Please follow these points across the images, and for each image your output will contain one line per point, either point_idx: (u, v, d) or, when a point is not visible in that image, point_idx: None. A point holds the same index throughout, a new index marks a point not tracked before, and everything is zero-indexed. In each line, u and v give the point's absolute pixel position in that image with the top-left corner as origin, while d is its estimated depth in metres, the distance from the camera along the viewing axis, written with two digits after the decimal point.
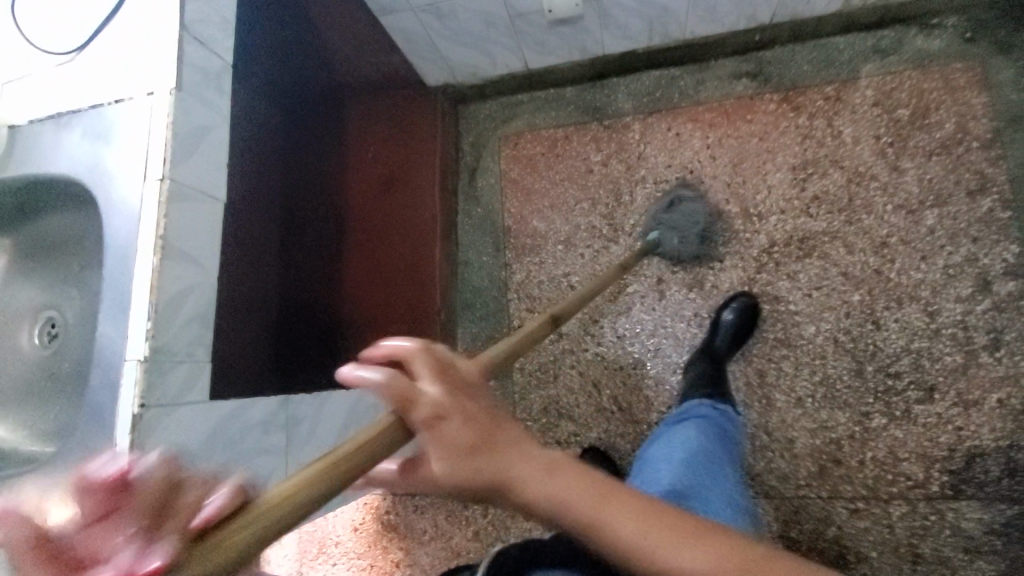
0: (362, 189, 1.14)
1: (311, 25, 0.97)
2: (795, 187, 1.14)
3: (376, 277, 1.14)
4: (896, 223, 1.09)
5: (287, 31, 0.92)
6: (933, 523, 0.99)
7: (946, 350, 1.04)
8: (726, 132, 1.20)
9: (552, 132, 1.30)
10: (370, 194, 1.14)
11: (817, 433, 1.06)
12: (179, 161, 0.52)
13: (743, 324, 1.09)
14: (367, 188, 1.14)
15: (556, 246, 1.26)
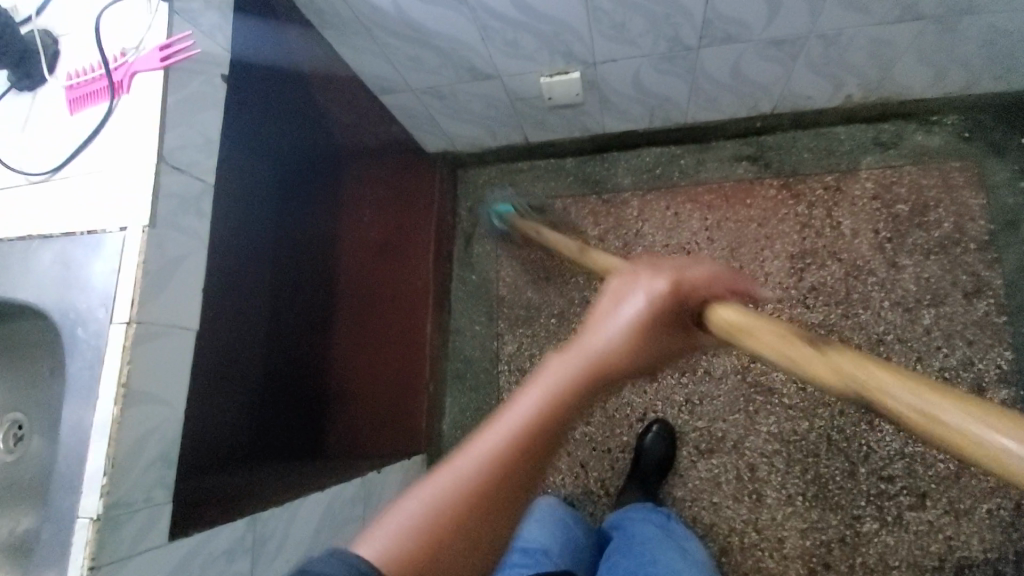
0: (359, 261, 1.18)
1: (311, 104, 1.00)
2: (792, 276, 1.13)
3: (361, 351, 1.14)
4: (892, 320, 1.07)
5: (285, 106, 0.95)
6: None
7: (940, 456, 1.01)
8: (725, 215, 1.19)
9: (550, 203, 1.29)
10: (363, 267, 1.17)
11: (807, 533, 1.03)
12: (148, 299, 0.50)
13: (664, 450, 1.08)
14: (365, 258, 1.18)
15: (549, 319, 1.24)
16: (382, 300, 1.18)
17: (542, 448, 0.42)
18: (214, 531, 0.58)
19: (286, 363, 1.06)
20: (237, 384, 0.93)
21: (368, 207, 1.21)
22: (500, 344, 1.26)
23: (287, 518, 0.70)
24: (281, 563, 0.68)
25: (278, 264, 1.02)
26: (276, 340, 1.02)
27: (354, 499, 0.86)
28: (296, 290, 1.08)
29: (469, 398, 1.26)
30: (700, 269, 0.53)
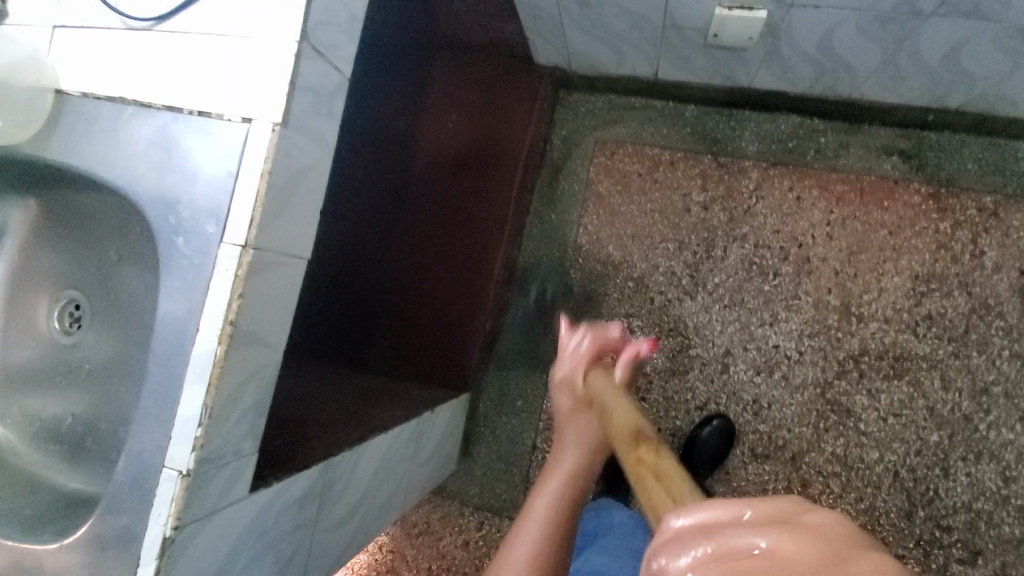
0: (456, 179, 1.06)
1: None
2: (910, 298, 1.02)
3: (437, 277, 1.06)
4: (1006, 371, 0.98)
5: None
6: None
7: (1007, 520, 0.96)
8: (854, 212, 1.05)
9: (657, 153, 1.14)
10: (449, 190, 1.05)
11: None
12: (269, 222, 0.40)
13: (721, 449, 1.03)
14: (462, 176, 1.06)
15: (626, 282, 1.14)
16: (461, 216, 1.07)
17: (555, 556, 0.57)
18: (290, 481, 0.52)
19: (350, 273, 0.95)
20: (314, 288, 0.90)
21: (478, 118, 1.06)
22: (567, 295, 1.16)
23: (352, 462, 0.64)
24: (342, 505, 0.64)
25: (378, 173, 0.92)
26: (357, 251, 0.94)
27: (411, 438, 0.81)
28: (373, 213, 0.93)
29: (520, 343, 1.18)
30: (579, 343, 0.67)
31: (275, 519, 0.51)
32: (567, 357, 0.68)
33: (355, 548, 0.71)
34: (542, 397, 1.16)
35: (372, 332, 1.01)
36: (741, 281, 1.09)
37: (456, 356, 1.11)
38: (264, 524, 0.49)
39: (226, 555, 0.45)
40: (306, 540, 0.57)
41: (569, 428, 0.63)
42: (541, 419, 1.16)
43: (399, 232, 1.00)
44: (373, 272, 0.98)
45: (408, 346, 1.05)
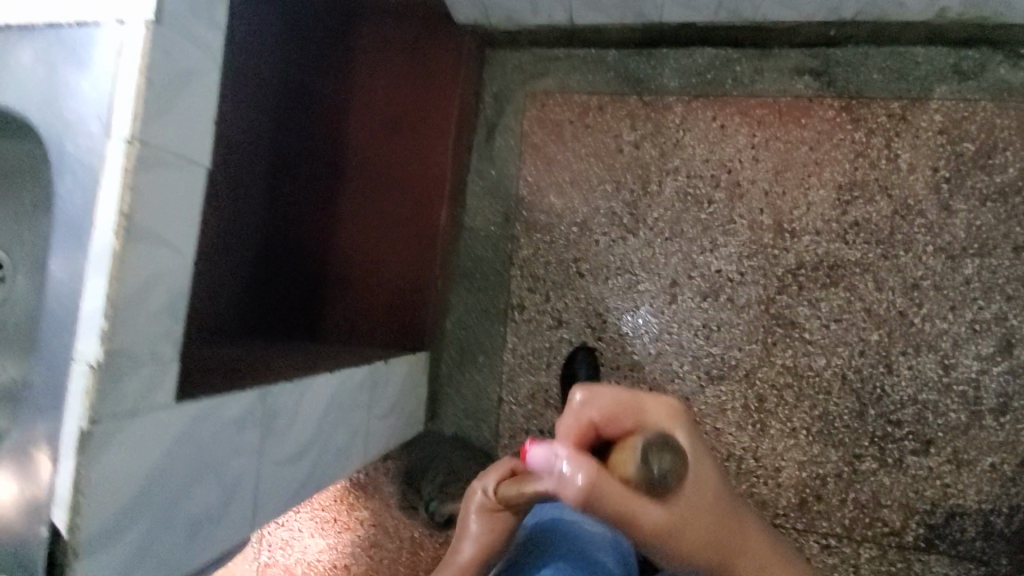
0: (361, 136, 1.13)
1: None
2: (836, 208, 1.06)
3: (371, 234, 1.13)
4: (933, 265, 1.02)
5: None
6: (899, 570, 1.00)
7: (952, 407, 0.99)
8: (775, 133, 1.10)
9: (585, 99, 1.19)
10: (381, 149, 1.13)
11: (805, 465, 1.03)
12: (153, 117, 0.42)
13: None
14: (371, 132, 1.13)
15: (570, 227, 1.17)
16: (378, 171, 1.13)
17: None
18: (224, 399, 0.52)
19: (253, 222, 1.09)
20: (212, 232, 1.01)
21: (377, 78, 1.14)
22: (515, 247, 1.20)
23: (297, 396, 0.64)
24: (290, 440, 0.64)
25: (244, 127, 1.03)
26: (223, 198, 1.01)
27: (363, 386, 0.82)
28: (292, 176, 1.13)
29: (475, 301, 1.21)
30: (492, 476, 0.67)
31: (210, 437, 0.51)
32: (506, 491, 0.62)
33: (312, 490, 0.71)
34: (502, 350, 1.18)
35: (279, 284, 1.13)
36: (678, 212, 1.13)
37: (412, 317, 1.11)
38: (196, 441, 0.49)
39: (160, 466, 0.46)
40: (251, 469, 0.57)
41: (494, 477, 0.67)
42: (504, 371, 1.18)
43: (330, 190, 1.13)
44: (305, 227, 1.13)
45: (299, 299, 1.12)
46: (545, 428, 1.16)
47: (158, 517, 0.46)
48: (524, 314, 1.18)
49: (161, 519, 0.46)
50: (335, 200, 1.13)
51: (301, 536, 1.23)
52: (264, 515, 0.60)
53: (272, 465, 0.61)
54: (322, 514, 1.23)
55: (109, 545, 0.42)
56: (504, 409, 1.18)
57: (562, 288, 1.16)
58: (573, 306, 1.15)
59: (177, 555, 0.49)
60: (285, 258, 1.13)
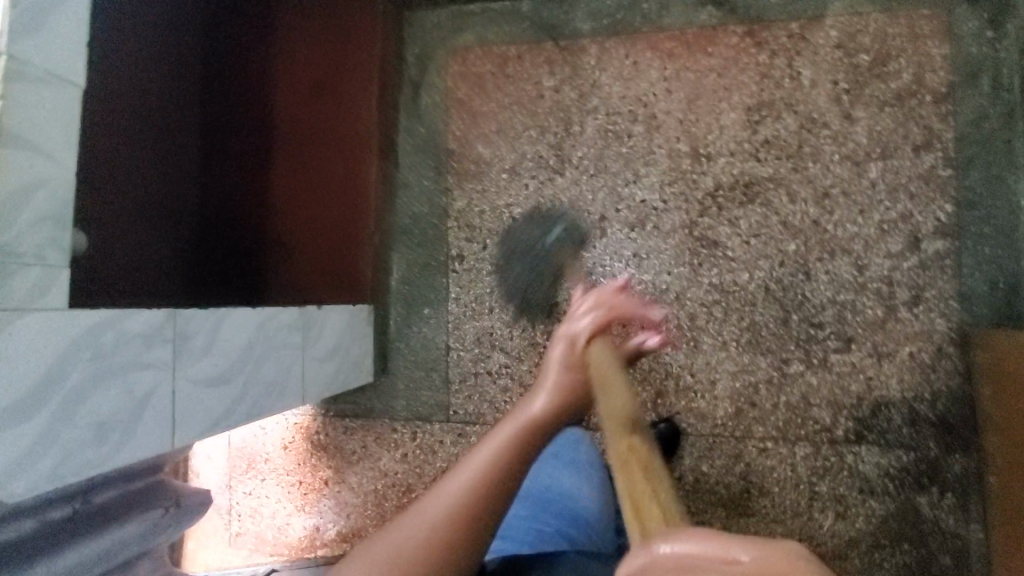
0: (281, 92, 1.09)
1: None
2: (747, 129, 1.11)
3: (304, 198, 1.12)
4: (840, 172, 1.07)
5: None
6: (833, 465, 1.04)
7: (868, 304, 1.04)
8: (685, 64, 1.14)
9: (504, 49, 1.22)
10: (305, 111, 1.12)
11: (738, 376, 1.08)
12: (22, 39, 0.52)
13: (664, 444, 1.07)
14: (296, 94, 1.12)
15: (500, 175, 1.21)
16: (301, 132, 1.12)
17: (463, 530, 0.62)
18: (126, 313, 0.60)
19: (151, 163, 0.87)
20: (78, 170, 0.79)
21: (295, 35, 1.12)
22: (449, 200, 1.23)
23: (211, 324, 0.71)
24: (208, 366, 0.70)
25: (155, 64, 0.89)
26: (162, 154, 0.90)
27: (293, 327, 0.87)
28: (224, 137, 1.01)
29: (416, 256, 1.24)
30: (586, 330, 0.82)
31: (115, 346, 0.59)
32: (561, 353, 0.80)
33: (243, 420, 0.76)
34: (446, 299, 1.22)
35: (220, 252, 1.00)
36: (601, 149, 1.17)
37: (349, 268, 1.19)
38: (99, 346, 0.57)
39: (60, 362, 0.54)
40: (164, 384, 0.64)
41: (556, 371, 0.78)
42: (450, 320, 1.22)
43: (258, 158, 1.06)
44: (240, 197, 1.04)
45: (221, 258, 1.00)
46: (493, 369, 1.19)
47: (61, 410, 0.54)
48: (463, 263, 1.22)
49: (63, 413, 0.54)
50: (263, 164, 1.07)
51: (269, 501, 1.27)
52: (186, 433, 0.67)
53: (189, 385, 0.67)
54: (287, 478, 1.26)
55: (14, 427, 0.50)
56: (452, 356, 1.21)
57: (498, 234, 1.21)
58: (510, 250, 1.20)
59: (87, 450, 0.56)
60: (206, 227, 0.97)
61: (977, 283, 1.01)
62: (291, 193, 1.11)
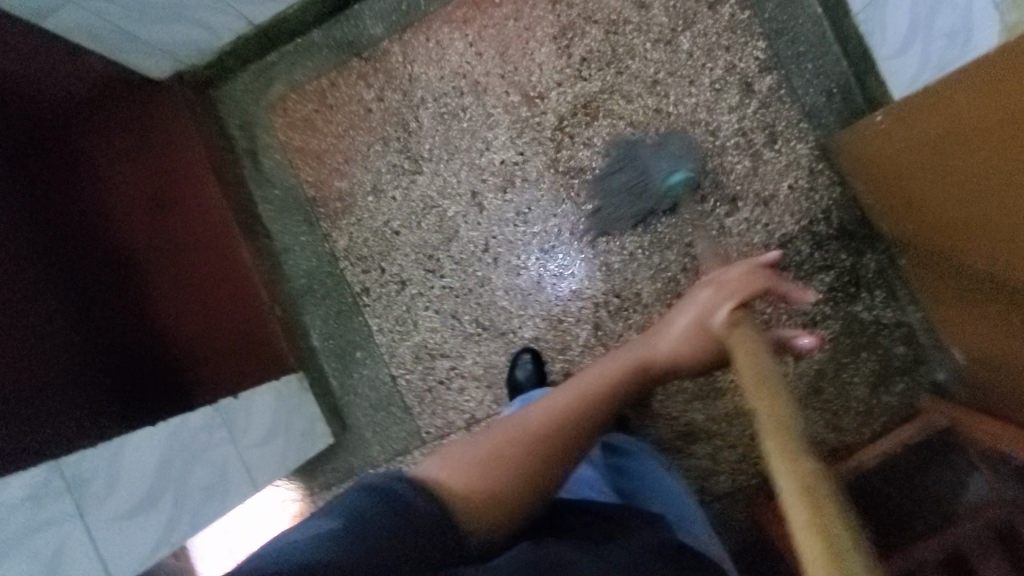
0: (121, 212, 1.06)
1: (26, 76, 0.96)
2: (562, 56, 1.14)
3: (199, 310, 1.10)
4: (659, 57, 1.11)
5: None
6: (772, 315, 1.08)
7: (735, 159, 1.08)
8: (482, 23, 1.16)
9: (316, 84, 1.22)
10: (158, 228, 1.09)
11: (656, 276, 1.11)
12: None
13: None
14: (143, 213, 1.09)
15: (367, 199, 1.21)
16: (167, 250, 1.09)
17: (530, 456, 0.59)
18: (6, 482, 0.72)
19: (43, 315, 0.86)
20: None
21: (116, 160, 1.08)
22: (332, 244, 1.23)
23: (109, 459, 0.84)
24: (122, 497, 0.84)
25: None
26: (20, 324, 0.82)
27: (211, 426, 1.01)
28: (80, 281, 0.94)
29: (326, 308, 1.23)
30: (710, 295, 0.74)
31: (9, 516, 0.71)
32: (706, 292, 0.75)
33: (184, 526, 0.93)
34: (371, 335, 1.22)
35: (128, 396, 0.93)
36: (444, 134, 1.18)
37: (267, 352, 1.17)
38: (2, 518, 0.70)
39: None
40: (73, 526, 0.78)
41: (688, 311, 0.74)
42: (383, 352, 1.21)
43: (134, 284, 1.03)
44: (136, 331, 1.00)
45: (141, 390, 0.96)
46: (443, 377, 1.19)
47: None
48: (371, 295, 1.22)
49: None
50: (147, 291, 1.04)
51: None
52: (116, 560, 0.82)
53: (102, 521, 0.81)
54: None
55: None
56: (401, 384, 1.21)
57: (389, 253, 1.21)
58: (407, 263, 1.20)
59: None
60: (116, 372, 0.93)
61: (817, 99, 1.06)
62: (191, 306, 1.09)
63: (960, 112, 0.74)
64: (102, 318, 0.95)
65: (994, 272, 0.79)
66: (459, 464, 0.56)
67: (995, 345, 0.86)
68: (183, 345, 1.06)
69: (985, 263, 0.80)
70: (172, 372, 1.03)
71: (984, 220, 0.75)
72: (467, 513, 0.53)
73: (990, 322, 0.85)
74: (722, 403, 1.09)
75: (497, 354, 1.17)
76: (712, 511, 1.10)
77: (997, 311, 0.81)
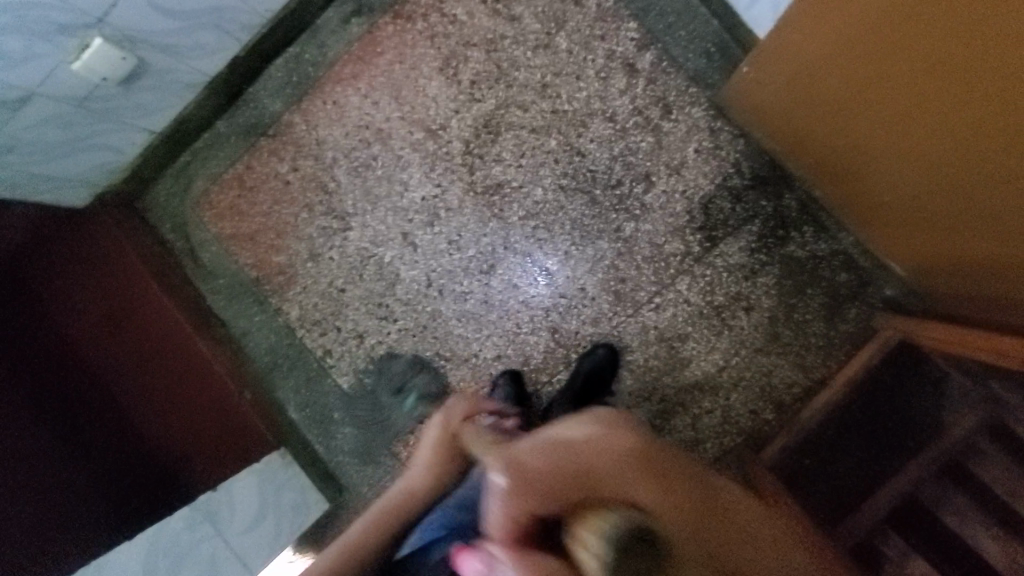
0: (91, 340, 1.16)
1: None
2: (452, 84, 1.17)
3: (170, 409, 1.17)
4: (542, 61, 1.14)
5: None
6: (713, 275, 1.09)
7: (638, 138, 1.11)
8: (371, 74, 1.20)
9: (233, 171, 1.26)
10: (112, 344, 1.17)
11: (595, 268, 1.13)
12: None
13: (609, 364, 1.07)
14: (95, 334, 1.17)
15: (307, 265, 1.24)
16: (124, 362, 1.17)
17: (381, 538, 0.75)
18: None
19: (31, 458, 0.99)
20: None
21: (65, 288, 1.17)
22: (285, 316, 1.25)
23: None
24: None
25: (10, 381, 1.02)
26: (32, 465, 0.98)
27: (194, 524, 1.06)
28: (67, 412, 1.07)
29: (295, 379, 1.25)
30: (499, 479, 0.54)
31: None
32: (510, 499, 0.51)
33: None
34: (344, 393, 1.23)
35: (135, 492, 1.08)
36: (363, 186, 1.21)
37: (241, 435, 1.23)
38: None
39: None
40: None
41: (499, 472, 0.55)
42: (359, 407, 1.23)
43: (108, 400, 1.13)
44: (119, 442, 1.11)
45: (138, 488, 1.09)
46: (422, 416, 1.21)
47: None
48: (334, 355, 1.24)
49: None
50: (121, 403, 1.14)
51: None
52: None
53: None
54: None
55: None
56: (384, 433, 1.22)
57: (340, 311, 1.23)
58: (359, 317, 1.23)
59: None
60: (116, 477, 1.07)
61: (698, 62, 1.09)
62: (160, 407, 1.16)
63: (812, 35, 0.82)
64: (90, 437, 1.08)
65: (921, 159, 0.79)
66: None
67: (946, 240, 0.86)
68: (160, 444, 1.14)
69: (900, 168, 0.84)
70: (161, 466, 1.13)
71: (890, 107, 0.78)
72: None
73: (933, 217, 0.85)
74: (689, 372, 1.11)
75: (466, 380, 1.19)
76: None
77: (925, 204, 0.84)
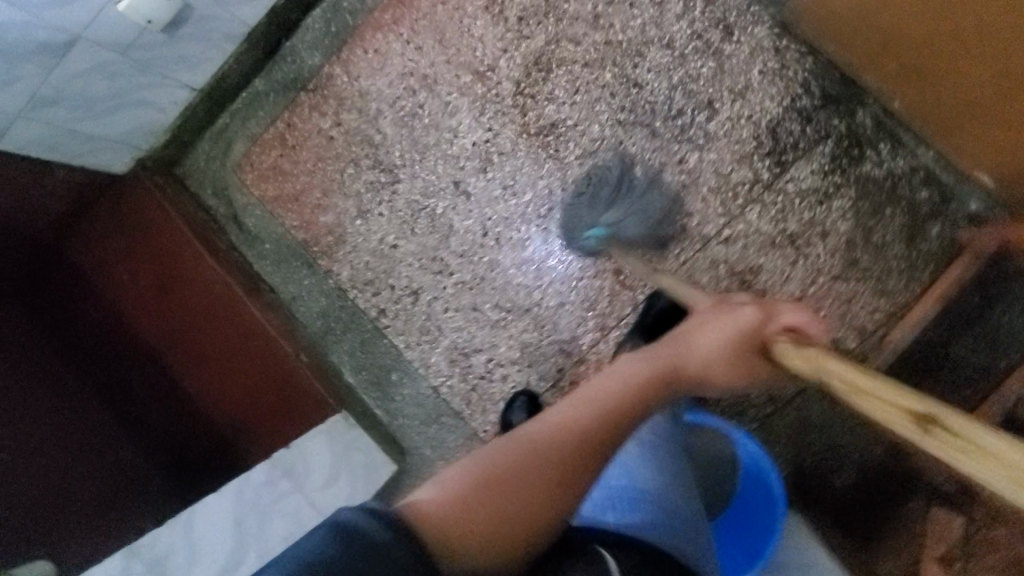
0: (138, 312, 1.20)
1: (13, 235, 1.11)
2: (499, 22, 1.13)
3: (226, 373, 1.19)
4: None
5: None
6: (785, 203, 1.04)
7: (699, 64, 1.06)
8: (413, 18, 1.16)
9: (274, 130, 1.22)
10: (166, 314, 1.20)
11: (659, 204, 1.09)
12: None
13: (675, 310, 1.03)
14: (149, 306, 1.20)
15: (355, 223, 1.20)
16: (177, 329, 1.19)
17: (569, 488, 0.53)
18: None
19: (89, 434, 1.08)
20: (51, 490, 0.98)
21: (119, 259, 1.21)
22: (335, 278, 1.21)
23: (181, 532, 0.96)
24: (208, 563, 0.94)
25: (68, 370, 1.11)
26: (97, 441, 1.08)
27: (273, 478, 1.03)
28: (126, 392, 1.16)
29: (349, 342, 1.20)
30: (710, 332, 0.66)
31: None
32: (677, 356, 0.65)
33: None
34: (400, 353, 1.19)
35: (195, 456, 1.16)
36: (410, 135, 1.17)
37: (299, 394, 1.18)
38: None
39: None
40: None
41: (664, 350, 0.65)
42: (417, 366, 1.18)
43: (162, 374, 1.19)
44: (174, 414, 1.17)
45: (199, 451, 1.16)
46: (484, 371, 1.16)
47: None
48: (388, 315, 1.19)
49: None
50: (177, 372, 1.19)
51: None
52: None
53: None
54: None
55: None
56: (444, 392, 1.17)
57: (393, 268, 1.19)
58: (413, 272, 1.18)
59: None
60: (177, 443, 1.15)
61: None
62: (215, 373, 1.19)
63: None
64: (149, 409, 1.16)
65: (1012, 57, 0.74)
66: (449, 497, 0.49)
67: None
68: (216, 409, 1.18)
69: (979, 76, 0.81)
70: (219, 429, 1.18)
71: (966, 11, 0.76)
72: (460, 549, 0.47)
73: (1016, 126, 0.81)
74: None
75: (528, 331, 1.14)
76: (789, 415, 1.02)
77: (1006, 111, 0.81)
